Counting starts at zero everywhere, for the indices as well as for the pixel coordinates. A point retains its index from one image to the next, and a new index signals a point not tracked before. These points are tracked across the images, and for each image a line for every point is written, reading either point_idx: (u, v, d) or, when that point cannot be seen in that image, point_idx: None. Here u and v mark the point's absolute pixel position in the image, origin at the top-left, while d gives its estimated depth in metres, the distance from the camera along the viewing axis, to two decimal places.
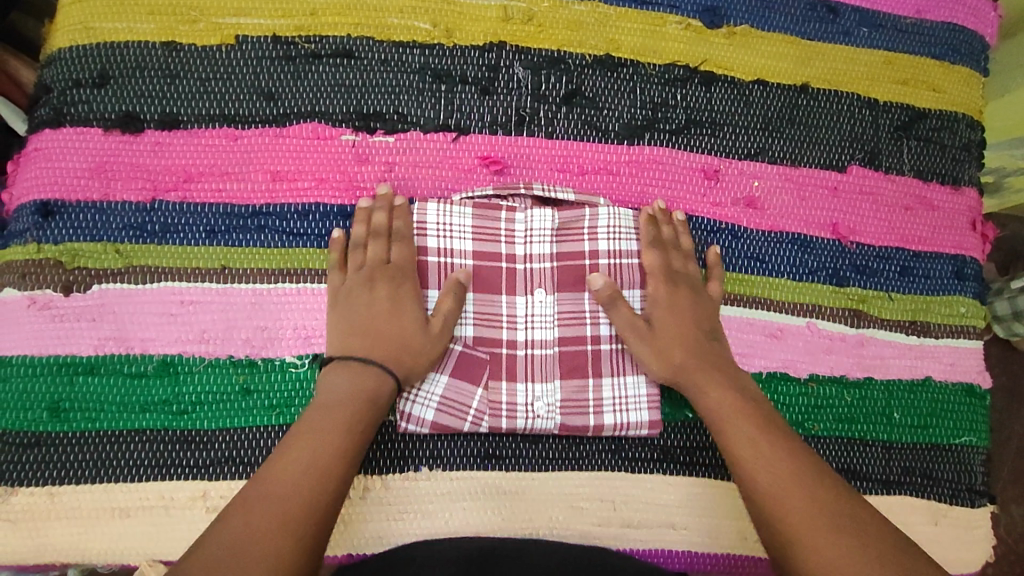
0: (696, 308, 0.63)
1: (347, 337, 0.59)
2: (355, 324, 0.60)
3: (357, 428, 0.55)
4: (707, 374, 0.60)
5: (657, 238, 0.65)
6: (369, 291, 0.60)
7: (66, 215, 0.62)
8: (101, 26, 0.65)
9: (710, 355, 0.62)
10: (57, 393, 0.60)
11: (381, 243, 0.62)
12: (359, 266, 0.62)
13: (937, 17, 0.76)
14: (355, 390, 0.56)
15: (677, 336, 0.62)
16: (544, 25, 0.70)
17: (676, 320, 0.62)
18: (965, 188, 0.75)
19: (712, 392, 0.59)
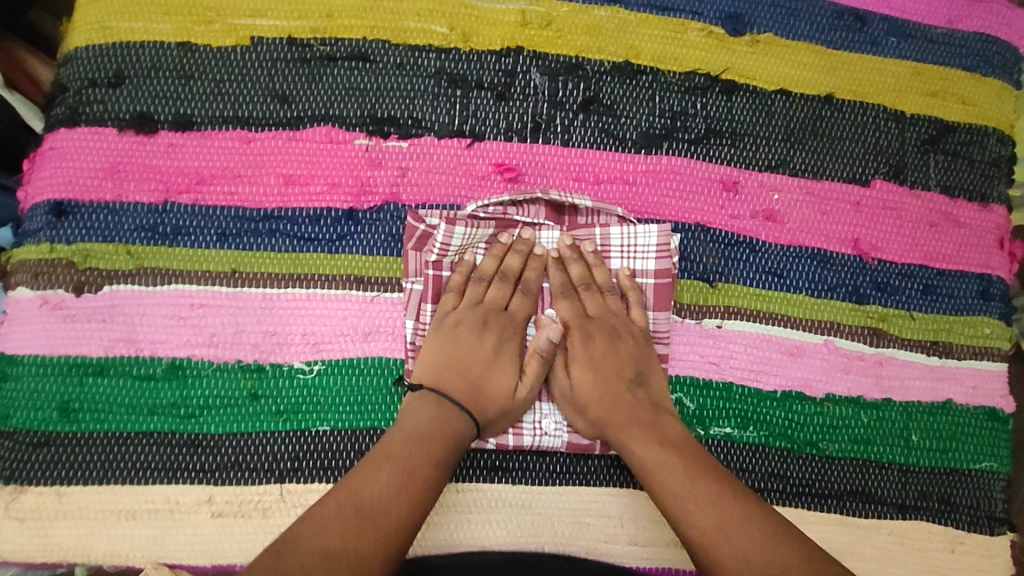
0: (619, 355, 0.63)
1: (439, 373, 0.60)
2: (449, 358, 0.60)
3: (432, 469, 0.54)
4: (626, 423, 0.60)
5: (579, 280, 0.65)
6: (481, 333, 0.62)
7: (79, 215, 0.62)
8: (116, 25, 0.65)
9: (623, 402, 0.61)
10: (67, 393, 0.60)
11: (505, 291, 0.64)
12: (479, 305, 0.63)
13: (968, 27, 0.74)
14: (438, 426, 0.57)
15: (592, 382, 0.62)
16: (563, 31, 0.69)
17: (591, 373, 0.62)
18: (992, 205, 0.73)
19: (632, 441, 0.59)
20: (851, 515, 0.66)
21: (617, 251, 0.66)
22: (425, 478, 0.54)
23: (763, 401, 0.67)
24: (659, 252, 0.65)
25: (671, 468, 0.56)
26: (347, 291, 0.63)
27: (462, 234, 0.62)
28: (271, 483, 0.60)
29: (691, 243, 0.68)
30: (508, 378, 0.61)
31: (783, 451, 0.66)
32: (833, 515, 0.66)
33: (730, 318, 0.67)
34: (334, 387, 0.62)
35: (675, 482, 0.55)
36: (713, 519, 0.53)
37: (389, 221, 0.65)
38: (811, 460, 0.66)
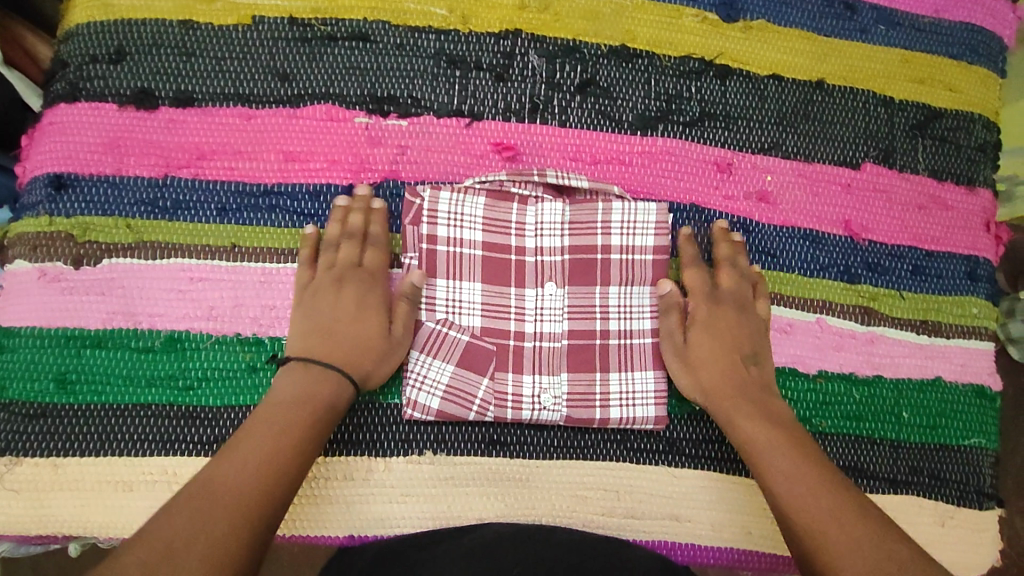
0: (738, 331, 0.65)
1: (306, 340, 0.60)
2: (315, 323, 0.60)
3: (304, 431, 0.54)
4: (737, 396, 0.62)
5: (697, 257, 0.67)
6: (338, 292, 0.61)
7: (79, 189, 0.62)
8: (118, 2, 0.66)
9: (737, 375, 0.63)
10: (64, 365, 0.60)
11: (355, 247, 0.62)
12: (331, 267, 0.62)
13: (954, 17, 0.76)
14: (306, 392, 0.57)
15: (711, 350, 0.64)
16: (560, 14, 0.70)
17: (710, 339, 0.64)
18: (979, 189, 0.75)
19: (737, 413, 0.61)
20: None
21: (617, 227, 0.64)
22: (306, 444, 0.54)
23: None
24: (659, 228, 0.65)
25: (772, 444, 0.58)
26: None
27: (446, 200, 0.63)
28: None
29: (687, 223, 0.69)
30: (371, 325, 0.61)
31: None
32: None
33: None
34: None
35: (772, 457, 0.58)
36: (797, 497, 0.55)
37: (387, 198, 0.65)
38: None
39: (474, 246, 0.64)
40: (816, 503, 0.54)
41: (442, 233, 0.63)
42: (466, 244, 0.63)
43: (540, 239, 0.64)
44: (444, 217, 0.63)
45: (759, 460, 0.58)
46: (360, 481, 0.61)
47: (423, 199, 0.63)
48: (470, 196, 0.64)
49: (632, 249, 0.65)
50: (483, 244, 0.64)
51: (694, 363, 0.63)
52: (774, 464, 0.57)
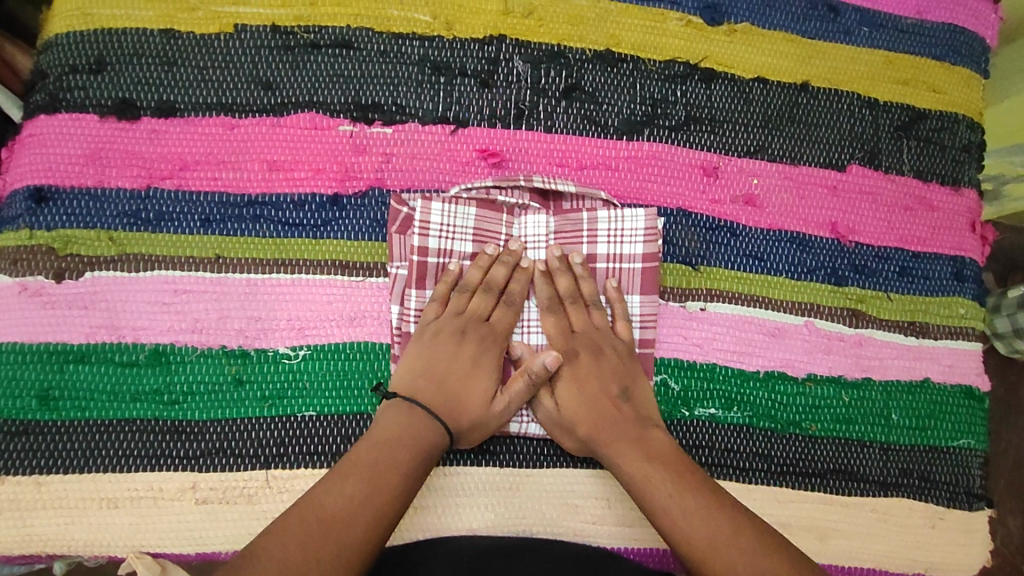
0: (603, 371, 0.62)
1: (417, 381, 0.59)
2: (431, 370, 0.60)
3: (396, 474, 0.54)
4: (616, 440, 0.59)
5: (553, 296, 0.63)
6: (459, 344, 0.61)
7: (60, 202, 0.62)
8: (97, 12, 0.65)
9: (612, 416, 0.60)
10: (47, 381, 0.59)
11: (485, 299, 0.62)
12: (460, 316, 0.62)
13: (937, 18, 0.76)
14: (407, 433, 0.56)
15: (576, 399, 0.61)
16: (544, 19, 0.70)
17: (576, 388, 0.61)
18: (964, 189, 0.75)
19: (620, 456, 0.59)
20: (834, 493, 0.67)
21: (604, 233, 0.64)
22: (388, 484, 0.53)
23: (747, 382, 0.68)
24: (648, 236, 0.64)
25: (660, 484, 0.56)
26: (332, 276, 0.63)
27: (441, 211, 0.62)
28: (256, 469, 0.59)
29: (674, 228, 0.69)
30: (482, 386, 0.60)
31: (767, 431, 0.67)
32: (815, 493, 0.67)
33: (713, 301, 0.68)
34: (319, 372, 0.61)
35: (663, 498, 0.55)
36: (691, 538, 0.52)
37: (373, 206, 0.65)
38: (793, 439, 0.67)
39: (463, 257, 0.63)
40: (713, 543, 0.52)
41: (432, 244, 0.62)
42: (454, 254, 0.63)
43: (524, 249, 0.65)
44: (437, 228, 0.62)
45: (648, 502, 0.56)
46: None
47: (410, 209, 0.63)
48: (463, 207, 0.63)
49: (620, 256, 0.65)
50: (473, 254, 0.64)
51: (559, 419, 0.61)
52: (661, 505, 0.55)
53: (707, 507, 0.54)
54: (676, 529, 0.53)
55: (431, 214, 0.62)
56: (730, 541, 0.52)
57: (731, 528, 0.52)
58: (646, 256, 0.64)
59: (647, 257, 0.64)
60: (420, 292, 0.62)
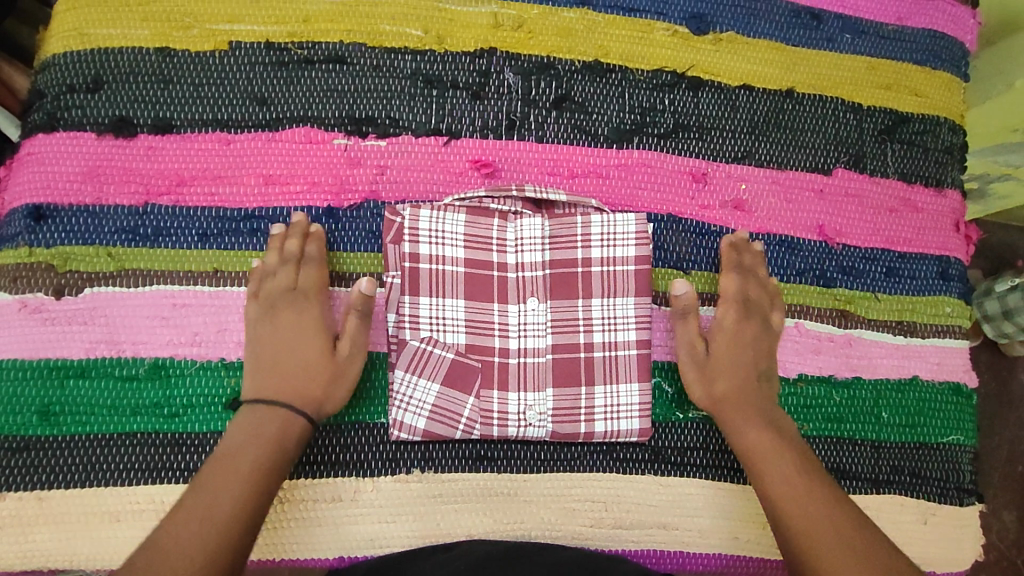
0: (759, 345, 0.67)
1: (259, 368, 0.59)
2: (262, 349, 0.60)
3: (288, 448, 0.56)
4: (748, 410, 0.63)
5: (710, 275, 0.67)
6: (297, 316, 0.61)
7: (58, 219, 0.62)
8: (94, 32, 0.66)
9: (757, 385, 0.65)
10: (47, 396, 0.59)
11: (290, 270, 0.61)
12: (264, 293, 0.61)
13: (917, 24, 0.78)
14: (272, 407, 0.57)
15: (729, 370, 0.65)
16: (534, 32, 0.71)
17: (723, 359, 0.65)
18: (948, 191, 0.77)
19: (750, 421, 0.63)
20: None
21: (597, 238, 0.65)
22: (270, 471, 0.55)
23: None
24: (639, 240, 0.65)
25: (770, 448, 0.61)
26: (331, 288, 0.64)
27: (428, 218, 0.64)
28: None
29: (665, 233, 0.70)
30: (315, 345, 0.60)
31: None
32: None
33: (705, 304, 0.70)
34: None
35: (774, 466, 0.60)
36: (778, 490, 0.58)
37: (368, 218, 0.66)
38: None
39: (456, 263, 0.64)
40: (797, 496, 0.57)
41: (423, 252, 0.63)
42: (448, 261, 0.64)
43: (519, 254, 0.65)
44: (426, 234, 0.63)
45: (756, 459, 0.61)
46: (348, 501, 0.62)
47: (403, 219, 0.64)
48: (452, 214, 0.64)
49: (614, 259, 0.65)
50: (466, 260, 0.64)
51: (712, 372, 0.65)
52: (766, 463, 0.60)
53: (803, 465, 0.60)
54: (774, 486, 0.59)
55: (419, 222, 0.63)
56: (812, 493, 0.57)
57: (815, 483, 0.58)
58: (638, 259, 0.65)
59: (640, 259, 0.65)
60: (414, 298, 0.63)
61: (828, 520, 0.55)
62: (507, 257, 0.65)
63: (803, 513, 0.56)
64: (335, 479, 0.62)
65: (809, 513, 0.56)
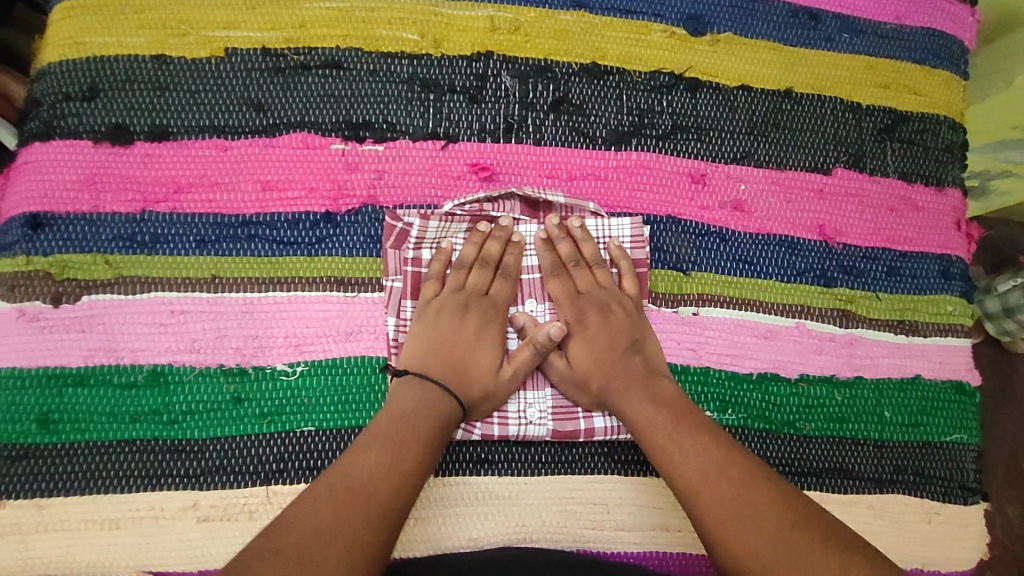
0: (612, 330, 0.64)
1: (422, 356, 0.61)
2: (438, 346, 0.62)
3: (418, 446, 0.56)
4: (626, 389, 0.61)
5: (555, 262, 0.66)
6: (463, 318, 0.63)
7: (56, 227, 0.62)
8: (91, 40, 0.66)
9: (620, 369, 0.63)
10: (46, 404, 0.59)
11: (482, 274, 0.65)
12: (460, 291, 0.64)
13: (915, 22, 0.78)
14: (426, 406, 0.58)
15: (590, 356, 0.63)
16: (530, 35, 0.71)
17: (588, 348, 0.64)
18: (948, 189, 0.77)
19: (634, 404, 0.61)
20: (830, 491, 0.68)
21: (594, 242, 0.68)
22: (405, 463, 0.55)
23: (740, 384, 0.68)
24: (635, 244, 0.68)
25: (668, 441, 0.58)
26: (328, 292, 0.64)
27: (435, 228, 0.65)
28: (256, 485, 0.60)
29: (664, 234, 0.70)
30: (489, 353, 0.63)
31: (762, 433, 0.68)
32: (813, 492, 0.67)
33: (705, 306, 0.69)
34: (317, 388, 0.62)
35: (664, 438, 0.58)
36: (693, 479, 0.56)
37: (366, 222, 0.66)
38: (789, 440, 0.68)
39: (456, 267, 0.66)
40: (714, 486, 0.55)
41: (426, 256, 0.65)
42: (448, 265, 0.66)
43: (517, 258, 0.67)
44: (430, 243, 0.65)
45: (655, 452, 0.59)
46: None
47: (406, 225, 0.63)
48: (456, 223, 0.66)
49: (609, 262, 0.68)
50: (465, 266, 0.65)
51: (584, 375, 0.63)
52: (668, 458, 0.58)
53: (705, 457, 0.56)
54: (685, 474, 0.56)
55: (426, 231, 0.64)
56: (697, 478, 0.55)
57: (728, 475, 0.55)
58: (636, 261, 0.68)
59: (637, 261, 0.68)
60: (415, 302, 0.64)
61: (735, 516, 0.53)
62: None
63: (712, 496, 0.54)
64: None
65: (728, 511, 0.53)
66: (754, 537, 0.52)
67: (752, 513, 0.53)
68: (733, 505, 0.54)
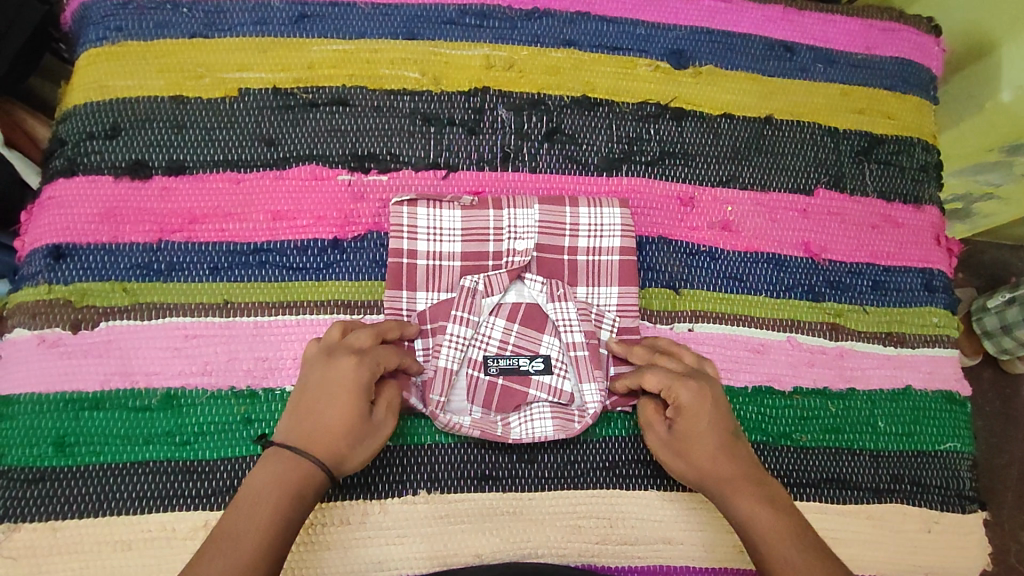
0: (717, 424, 0.60)
1: (294, 429, 0.56)
2: (304, 428, 0.56)
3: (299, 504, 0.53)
4: (737, 486, 0.59)
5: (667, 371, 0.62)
6: (331, 376, 0.56)
7: (77, 257, 0.66)
8: (113, 83, 0.71)
9: (728, 452, 0.60)
10: (63, 428, 0.61)
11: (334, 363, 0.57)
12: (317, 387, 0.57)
13: (885, 53, 0.83)
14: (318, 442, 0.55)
15: (707, 459, 0.59)
16: (524, 71, 0.76)
17: (700, 436, 0.60)
18: (926, 206, 0.80)
19: (736, 495, 0.58)
20: (829, 501, 0.69)
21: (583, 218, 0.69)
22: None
23: (736, 398, 0.70)
24: (625, 230, 0.70)
25: (756, 495, 0.58)
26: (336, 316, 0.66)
27: (424, 215, 0.67)
28: None
29: (657, 254, 0.73)
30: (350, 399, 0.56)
31: (759, 445, 0.69)
32: (812, 503, 0.68)
33: (700, 321, 0.72)
34: None
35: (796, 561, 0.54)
36: (761, 531, 0.56)
37: (372, 248, 0.69)
38: (786, 451, 0.70)
39: (451, 257, 0.68)
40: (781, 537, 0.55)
41: (420, 247, 0.67)
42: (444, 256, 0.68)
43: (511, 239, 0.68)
44: (424, 232, 0.67)
45: (728, 498, 0.59)
46: (356, 525, 0.62)
47: (402, 214, 0.67)
48: (448, 210, 0.68)
49: (600, 248, 0.69)
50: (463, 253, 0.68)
51: (685, 446, 0.61)
52: (741, 502, 0.58)
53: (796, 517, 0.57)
54: (744, 521, 0.57)
55: (416, 219, 0.67)
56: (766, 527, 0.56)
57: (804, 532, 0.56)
58: (623, 248, 0.69)
59: (624, 248, 0.69)
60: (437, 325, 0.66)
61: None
62: (504, 245, 0.68)
63: None
64: (341, 502, 0.62)
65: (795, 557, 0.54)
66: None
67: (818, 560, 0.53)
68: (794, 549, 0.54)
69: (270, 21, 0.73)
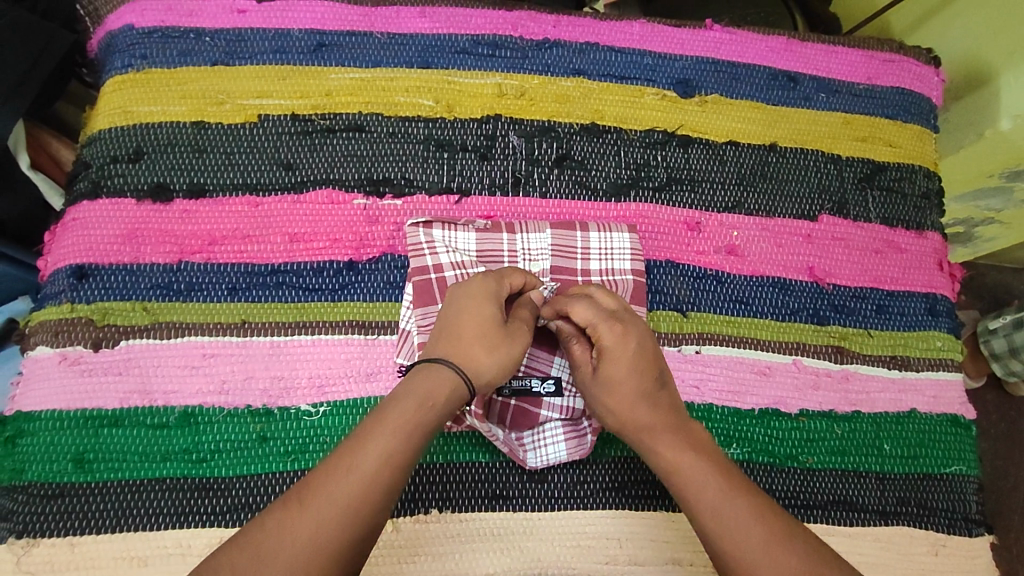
0: (639, 372, 0.59)
1: (435, 347, 0.58)
2: (445, 340, 0.58)
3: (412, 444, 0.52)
4: (658, 432, 0.58)
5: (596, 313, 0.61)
6: (471, 295, 0.59)
7: (100, 277, 0.67)
8: (137, 109, 0.73)
9: (648, 399, 0.59)
10: (82, 445, 0.62)
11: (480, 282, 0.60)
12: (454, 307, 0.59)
13: (886, 83, 0.86)
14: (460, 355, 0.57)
15: (624, 404, 0.59)
16: (535, 99, 0.78)
17: (620, 382, 0.59)
18: (928, 232, 0.82)
19: (657, 440, 0.58)
20: (836, 524, 0.69)
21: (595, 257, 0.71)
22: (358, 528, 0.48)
23: (743, 420, 0.71)
24: (635, 255, 0.72)
25: (677, 438, 0.58)
26: (350, 335, 0.68)
27: (440, 236, 0.69)
28: None
29: (664, 278, 0.75)
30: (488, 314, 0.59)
31: (766, 466, 0.70)
32: (819, 525, 0.69)
33: (707, 344, 0.73)
34: (338, 427, 0.65)
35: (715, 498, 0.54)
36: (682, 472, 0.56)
37: (386, 270, 0.70)
38: (793, 473, 0.70)
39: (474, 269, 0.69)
40: (718, 503, 0.53)
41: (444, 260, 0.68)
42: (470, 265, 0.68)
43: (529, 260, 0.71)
44: (444, 248, 0.68)
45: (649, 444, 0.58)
46: None
47: (416, 234, 0.69)
48: (463, 232, 0.70)
49: (611, 271, 0.71)
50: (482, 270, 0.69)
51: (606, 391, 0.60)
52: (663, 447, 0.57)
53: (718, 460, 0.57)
54: (668, 466, 0.57)
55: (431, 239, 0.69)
56: (709, 502, 0.54)
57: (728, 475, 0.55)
58: (635, 270, 0.71)
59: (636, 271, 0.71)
60: None
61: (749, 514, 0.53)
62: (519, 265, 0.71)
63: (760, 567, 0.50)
64: None
65: (738, 517, 0.53)
66: (758, 548, 0.51)
67: (759, 531, 0.52)
68: (738, 511, 0.53)
69: (290, 50, 0.76)
